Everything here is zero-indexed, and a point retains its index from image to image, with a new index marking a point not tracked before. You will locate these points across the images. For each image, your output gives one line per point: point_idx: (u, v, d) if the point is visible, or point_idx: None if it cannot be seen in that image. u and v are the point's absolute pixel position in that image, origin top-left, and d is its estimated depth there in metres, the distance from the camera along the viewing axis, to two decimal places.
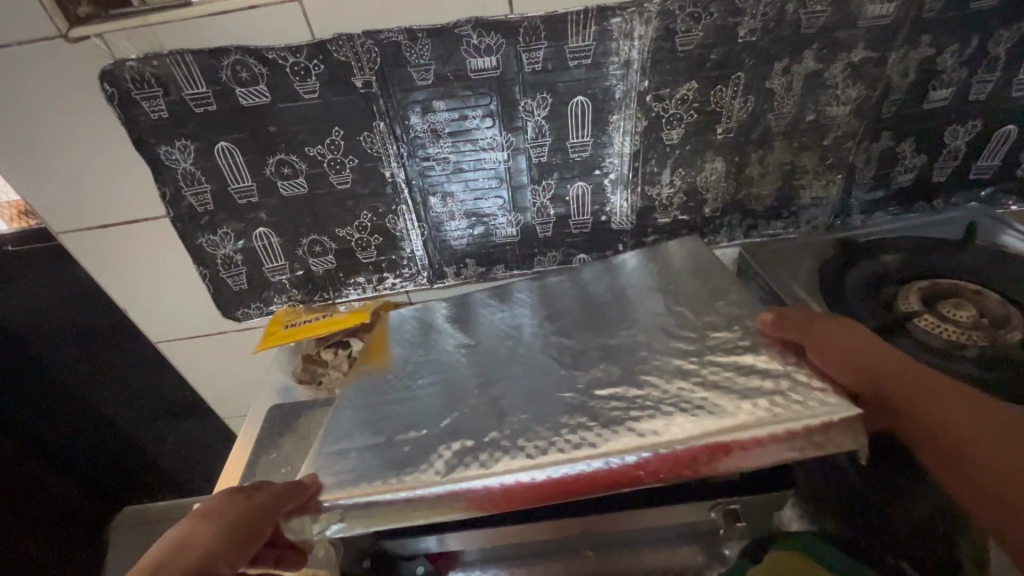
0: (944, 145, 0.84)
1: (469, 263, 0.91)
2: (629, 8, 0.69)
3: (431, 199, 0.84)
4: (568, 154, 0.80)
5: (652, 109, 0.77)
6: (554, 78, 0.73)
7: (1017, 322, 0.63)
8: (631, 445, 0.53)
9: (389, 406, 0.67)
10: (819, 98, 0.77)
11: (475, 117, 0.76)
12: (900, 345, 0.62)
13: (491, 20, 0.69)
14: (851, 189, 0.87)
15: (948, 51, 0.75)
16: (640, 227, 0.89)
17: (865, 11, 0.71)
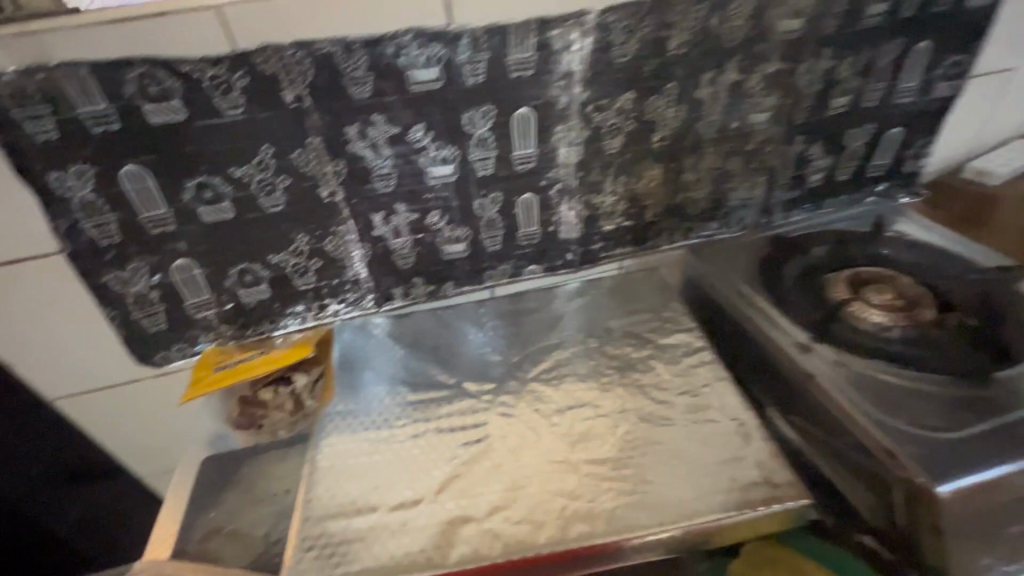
0: (845, 147, 0.94)
1: (418, 283, 0.88)
2: (567, 20, 0.68)
3: (373, 217, 0.80)
4: (513, 166, 0.80)
5: (593, 119, 0.78)
6: (497, 90, 0.71)
7: (929, 301, 0.69)
8: (622, 500, 0.55)
9: (371, 453, 0.63)
10: (742, 106, 0.82)
11: (417, 132, 0.73)
12: (837, 330, 0.66)
13: (429, 31, 0.66)
14: (772, 189, 0.95)
15: (846, 63, 0.83)
16: (586, 235, 0.91)
17: (778, 27, 0.75)
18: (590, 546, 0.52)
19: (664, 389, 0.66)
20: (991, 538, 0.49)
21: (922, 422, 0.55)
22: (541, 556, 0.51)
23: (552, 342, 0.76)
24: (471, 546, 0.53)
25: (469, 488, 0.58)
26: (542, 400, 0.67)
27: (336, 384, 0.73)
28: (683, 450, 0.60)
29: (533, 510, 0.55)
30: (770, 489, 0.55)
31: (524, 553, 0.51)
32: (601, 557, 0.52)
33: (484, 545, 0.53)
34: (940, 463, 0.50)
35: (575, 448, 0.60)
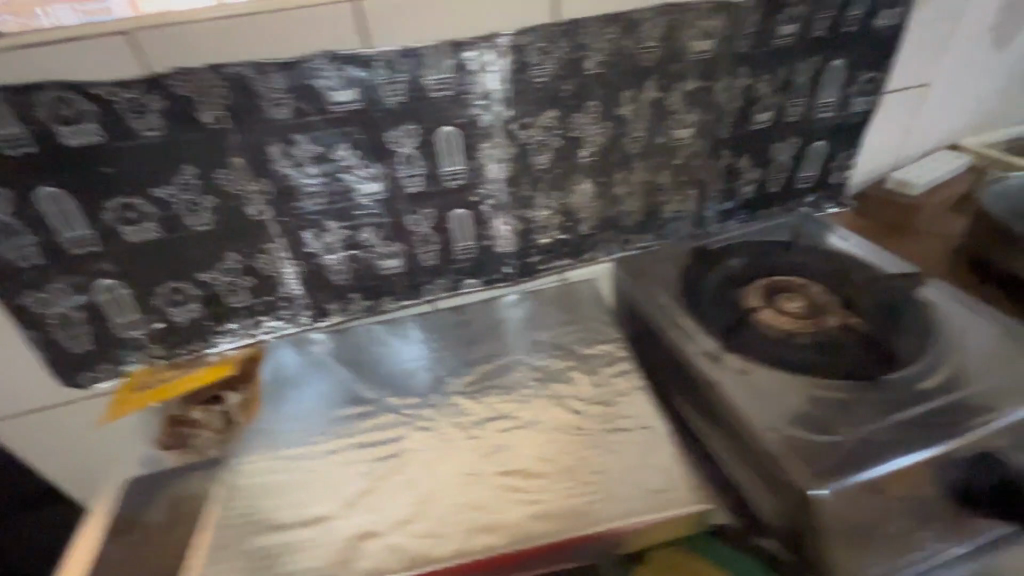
0: (773, 159, 0.97)
1: (355, 298, 0.89)
2: (480, 42, 0.70)
3: (305, 235, 0.81)
4: (442, 182, 0.81)
5: (518, 137, 0.80)
6: (418, 109, 0.73)
7: (834, 306, 0.71)
8: (527, 511, 0.56)
9: (287, 469, 0.63)
10: (665, 123, 0.85)
11: (341, 150, 0.74)
12: (750, 336, 0.68)
13: (344, 53, 0.67)
14: (704, 201, 0.97)
15: (764, 80, 0.86)
16: (523, 248, 0.92)
17: (690, 48, 0.78)
18: (491, 560, 0.52)
19: (581, 400, 0.67)
20: (868, 538, 0.51)
21: (815, 427, 0.56)
22: (441, 569, 0.52)
23: (479, 354, 0.77)
24: (373, 561, 0.53)
25: (379, 503, 0.58)
26: (463, 413, 0.68)
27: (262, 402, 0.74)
28: (592, 460, 0.60)
29: (439, 523, 0.56)
30: (669, 496, 0.56)
31: (424, 567, 0.52)
32: (502, 568, 0.52)
33: (386, 560, 0.53)
34: (822, 466, 0.52)
35: (487, 461, 0.61)
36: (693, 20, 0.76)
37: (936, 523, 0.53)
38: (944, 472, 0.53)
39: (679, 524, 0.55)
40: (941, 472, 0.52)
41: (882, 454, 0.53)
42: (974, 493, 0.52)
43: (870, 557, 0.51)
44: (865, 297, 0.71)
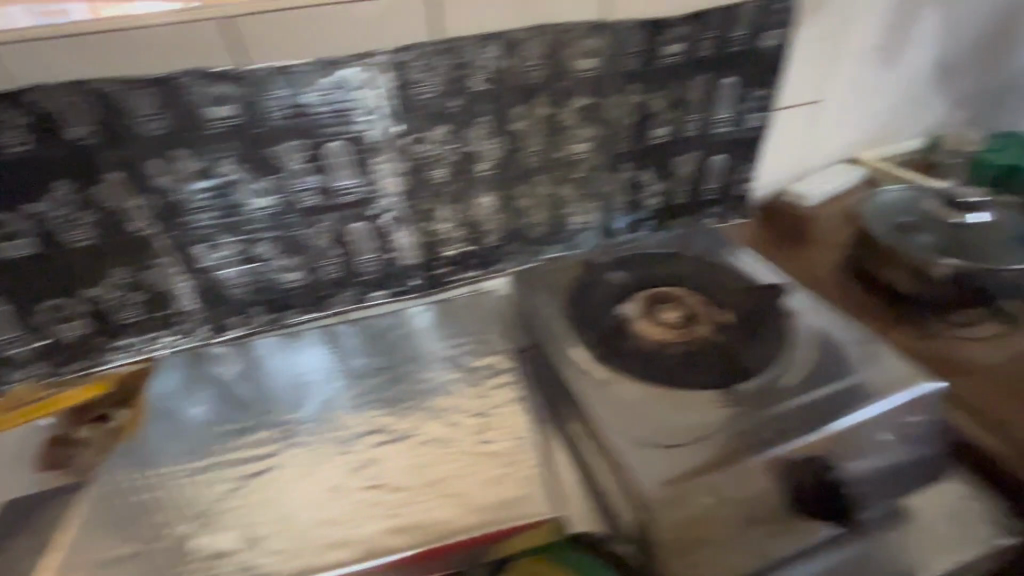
0: (676, 172, 0.99)
1: (256, 312, 0.88)
2: (359, 60, 0.72)
3: (197, 249, 0.80)
4: (337, 197, 0.81)
5: (411, 151, 0.80)
6: (301, 125, 0.74)
7: (706, 316, 0.73)
8: (384, 526, 0.56)
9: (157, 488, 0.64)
10: (560, 138, 0.87)
11: (225, 165, 0.74)
12: (624, 346, 0.69)
13: (217, 70, 0.68)
14: (610, 213, 0.99)
15: (656, 97, 0.89)
16: (428, 260, 0.93)
17: (575, 66, 0.81)
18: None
19: (458, 413, 0.68)
20: (697, 541, 0.55)
21: (663, 435, 0.59)
22: None
23: (368, 367, 0.78)
24: None
25: (239, 522, 0.59)
26: (341, 427, 0.68)
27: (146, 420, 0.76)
28: (457, 473, 0.61)
29: (293, 540, 0.56)
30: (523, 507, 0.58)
31: None
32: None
33: None
34: (659, 475, 0.55)
35: (354, 476, 0.62)
36: (575, 39, 0.78)
37: (764, 522, 0.57)
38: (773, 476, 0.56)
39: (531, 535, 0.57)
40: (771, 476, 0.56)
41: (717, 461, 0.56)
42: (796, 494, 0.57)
43: (698, 558, 0.55)
44: (735, 307, 0.75)
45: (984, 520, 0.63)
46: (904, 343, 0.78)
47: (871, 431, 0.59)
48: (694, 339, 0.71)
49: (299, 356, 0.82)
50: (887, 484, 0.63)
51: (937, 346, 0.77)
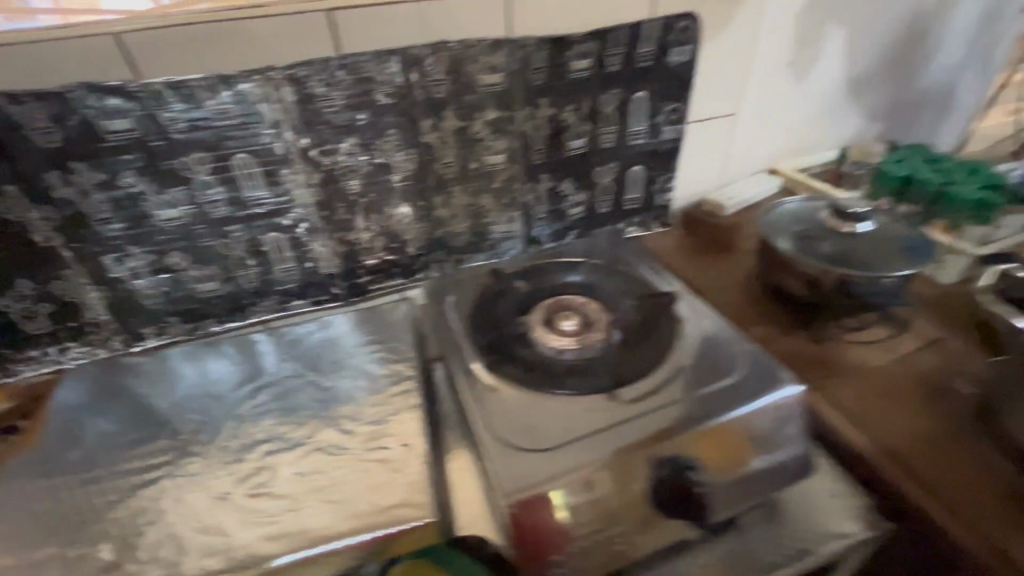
0: (596, 182, 1.02)
1: (173, 322, 0.88)
2: (254, 75, 0.73)
3: (105, 260, 0.80)
4: (248, 208, 0.82)
5: (321, 163, 0.82)
6: (202, 137, 0.75)
7: (603, 323, 0.76)
8: (262, 533, 0.58)
9: (45, 498, 0.64)
10: (474, 149, 0.89)
11: (126, 177, 0.75)
12: (520, 353, 0.72)
13: (106, 84, 0.69)
14: (532, 222, 1.01)
15: (567, 110, 0.91)
16: (349, 269, 0.93)
17: (479, 81, 0.83)
18: None
19: (354, 421, 0.69)
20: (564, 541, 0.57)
21: (539, 440, 0.62)
22: None
23: (274, 375, 0.78)
24: None
25: (120, 534, 0.59)
26: (238, 435, 0.69)
27: (46, 429, 0.72)
28: (343, 479, 0.63)
29: (172, 548, 0.57)
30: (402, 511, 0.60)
31: None
32: None
33: None
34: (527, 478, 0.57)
35: (241, 485, 0.63)
36: (476, 55, 0.81)
37: (633, 523, 0.59)
38: (639, 476, 0.59)
39: (408, 540, 0.58)
40: (637, 476, 0.59)
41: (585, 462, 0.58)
42: (657, 492, 0.59)
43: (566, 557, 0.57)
44: (631, 315, 0.78)
45: (849, 515, 0.67)
46: (792, 346, 0.83)
47: (735, 433, 0.62)
48: (591, 346, 0.73)
49: (209, 364, 0.81)
50: (767, 484, 0.64)
51: (822, 350, 0.82)
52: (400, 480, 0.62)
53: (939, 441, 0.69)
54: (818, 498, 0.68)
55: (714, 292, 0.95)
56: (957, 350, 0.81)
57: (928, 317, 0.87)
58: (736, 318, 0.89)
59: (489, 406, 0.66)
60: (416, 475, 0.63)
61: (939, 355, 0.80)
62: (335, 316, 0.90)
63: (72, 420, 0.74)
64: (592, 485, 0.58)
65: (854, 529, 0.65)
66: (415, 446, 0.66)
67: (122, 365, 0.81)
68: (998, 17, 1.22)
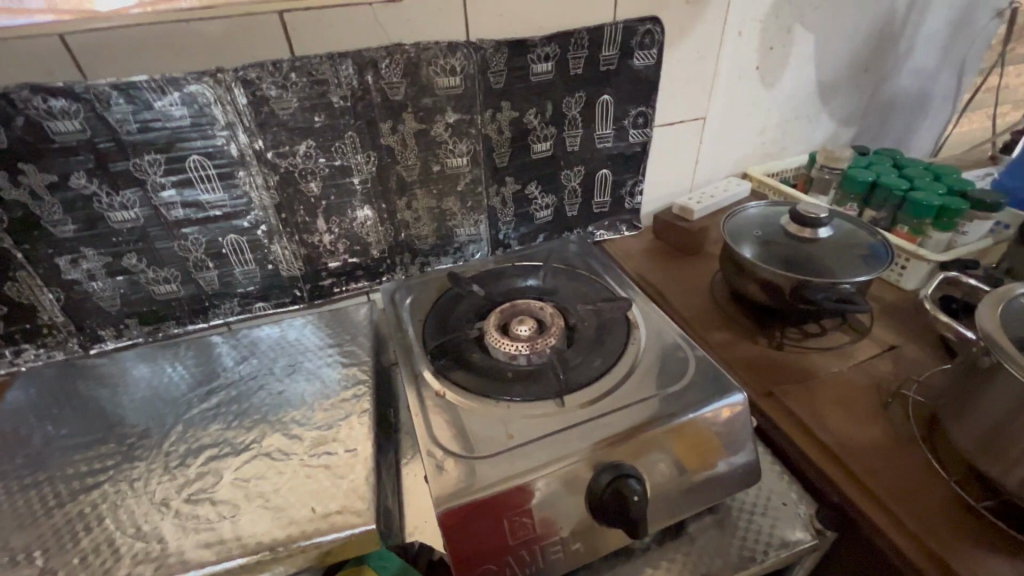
0: (563, 186, 1.01)
1: (132, 324, 0.88)
2: (203, 77, 0.73)
3: (59, 262, 0.79)
4: (204, 209, 0.82)
5: (278, 165, 0.81)
6: (154, 138, 0.75)
7: (557, 329, 0.75)
8: (199, 540, 0.57)
9: None
10: (436, 152, 0.89)
11: (78, 179, 0.74)
12: (472, 358, 0.72)
13: (53, 85, 0.68)
14: (499, 225, 1.01)
15: (530, 113, 0.91)
16: (312, 272, 0.93)
17: (437, 83, 0.83)
18: None
19: (301, 426, 0.69)
20: (501, 548, 0.56)
21: (481, 446, 0.61)
22: None
23: (227, 378, 0.78)
24: None
25: (56, 539, 0.59)
26: (185, 440, 0.69)
27: None
28: (285, 484, 0.62)
29: (107, 555, 0.57)
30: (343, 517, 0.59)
31: None
32: None
33: None
34: (463, 486, 0.57)
35: (182, 491, 0.62)
36: (433, 58, 0.81)
37: (573, 530, 0.58)
38: (578, 483, 0.58)
39: (346, 546, 0.58)
40: (576, 483, 0.58)
41: (522, 468, 0.58)
42: (594, 501, 0.58)
43: (503, 563, 0.57)
44: (586, 321, 0.77)
45: (797, 523, 0.66)
46: (751, 352, 0.83)
47: (679, 440, 0.62)
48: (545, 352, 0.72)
49: (163, 367, 0.80)
50: (713, 491, 0.64)
51: (780, 356, 0.82)
52: (342, 486, 0.62)
53: (882, 446, 0.69)
54: (768, 505, 0.68)
55: (678, 297, 0.95)
56: (911, 357, 0.81)
57: (883, 323, 0.88)
58: (696, 323, 0.89)
59: (435, 411, 0.66)
60: (358, 480, 0.62)
61: (892, 362, 0.81)
62: (298, 318, 0.90)
63: (20, 422, 0.73)
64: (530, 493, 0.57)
65: (801, 537, 0.65)
66: (361, 451, 0.66)
67: (76, 368, 0.81)
68: (970, 24, 1.22)
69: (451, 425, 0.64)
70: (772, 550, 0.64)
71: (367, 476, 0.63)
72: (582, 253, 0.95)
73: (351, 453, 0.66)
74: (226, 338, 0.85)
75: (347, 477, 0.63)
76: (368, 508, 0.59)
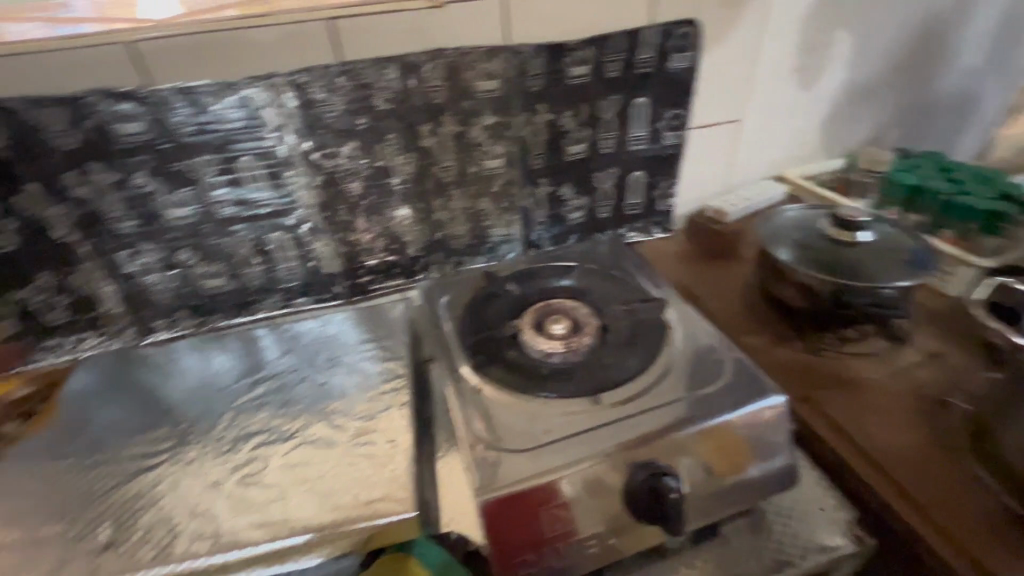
0: (596, 187, 1.02)
1: (182, 316, 0.92)
2: (257, 81, 0.76)
3: (119, 257, 0.84)
4: (253, 208, 0.85)
5: (323, 165, 0.85)
6: (209, 139, 0.78)
7: (593, 327, 0.76)
8: (251, 521, 0.60)
9: (54, 478, 0.67)
10: (473, 154, 0.91)
11: (139, 178, 0.79)
12: (508, 354, 0.73)
13: (121, 89, 0.73)
14: (532, 226, 1.02)
15: (566, 115, 0.92)
16: (350, 269, 0.96)
17: (477, 86, 0.85)
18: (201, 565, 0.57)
19: (343, 417, 0.72)
20: (538, 540, 0.57)
21: (518, 441, 0.62)
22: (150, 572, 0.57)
23: (272, 370, 0.81)
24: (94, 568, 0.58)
25: (120, 515, 0.62)
26: (234, 426, 0.72)
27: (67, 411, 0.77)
28: (330, 471, 0.65)
29: (166, 531, 0.60)
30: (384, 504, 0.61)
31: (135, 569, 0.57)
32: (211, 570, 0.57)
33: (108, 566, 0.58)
34: (501, 479, 0.58)
35: (233, 474, 0.66)
36: (473, 62, 0.83)
37: (608, 525, 0.59)
38: (614, 480, 0.59)
39: (388, 533, 0.60)
40: (612, 480, 0.59)
41: (559, 463, 0.59)
42: (631, 498, 0.59)
43: (540, 556, 0.58)
44: (620, 321, 0.78)
45: (834, 529, 0.66)
46: (787, 356, 0.82)
47: (715, 440, 0.62)
48: (581, 350, 0.74)
49: (213, 357, 0.84)
50: (748, 493, 0.64)
51: (817, 361, 0.81)
52: (383, 475, 0.64)
53: (926, 455, 0.68)
54: (805, 511, 0.67)
55: (712, 300, 0.95)
56: (955, 365, 0.79)
57: (926, 330, 0.85)
58: (730, 326, 0.88)
59: (472, 406, 0.67)
60: (398, 470, 0.65)
61: (935, 369, 0.79)
62: (337, 312, 0.92)
63: (84, 406, 0.77)
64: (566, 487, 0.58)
65: (838, 543, 0.64)
66: (400, 442, 0.68)
67: (133, 357, 0.86)
68: (1020, 23, 1.18)
69: (489, 419, 0.65)
70: (808, 554, 0.63)
71: (407, 466, 0.65)
72: (615, 253, 0.95)
73: (391, 444, 0.68)
74: (271, 331, 0.88)
75: (387, 466, 0.65)
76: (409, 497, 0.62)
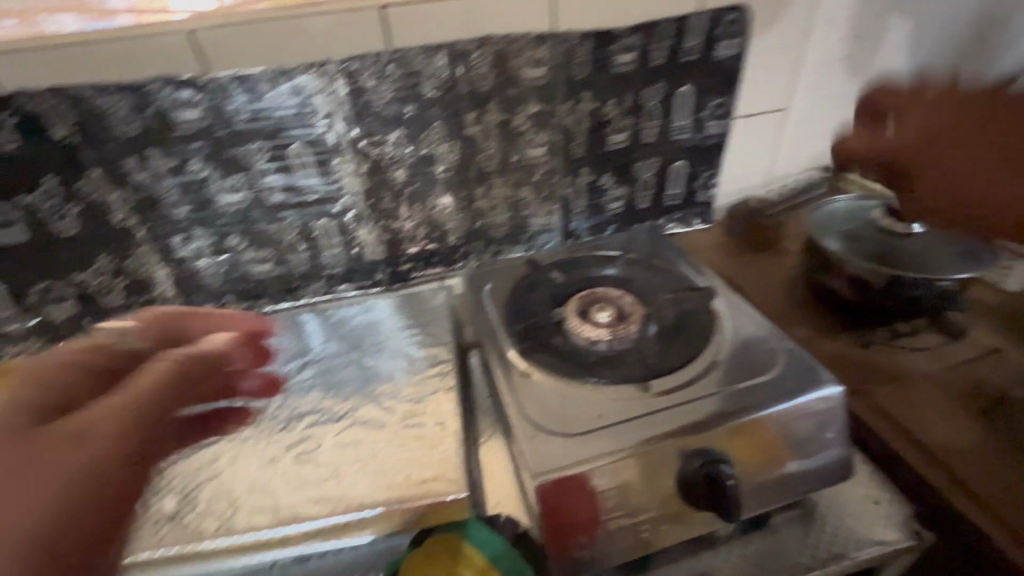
0: (637, 177, 1.01)
1: (230, 299, 0.95)
2: (310, 68, 0.78)
3: (173, 241, 0.87)
4: (301, 194, 0.87)
5: (370, 153, 0.86)
6: (262, 126, 0.80)
7: (639, 314, 0.76)
8: (308, 496, 0.62)
9: None
10: (516, 142, 0.91)
11: (195, 164, 0.81)
12: (553, 342, 0.74)
13: (181, 77, 0.75)
14: (571, 215, 1.02)
15: (609, 104, 0.92)
16: (392, 257, 0.97)
17: (523, 74, 0.85)
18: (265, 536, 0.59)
19: (391, 399, 0.73)
20: (591, 523, 0.58)
21: (568, 425, 0.63)
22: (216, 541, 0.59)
23: (319, 353, 0.83)
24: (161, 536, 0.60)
25: (183, 487, 0.65)
26: (286, 406, 0.74)
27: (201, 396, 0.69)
28: (381, 450, 0.67)
29: (228, 503, 0.62)
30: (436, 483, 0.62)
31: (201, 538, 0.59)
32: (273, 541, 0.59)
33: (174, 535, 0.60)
34: (555, 461, 0.58)
35: (288, 451, 0.68)
36: (520, 50, 0.83)
37: (660, 510, 0.59)
38: (667, 465, 0.59)
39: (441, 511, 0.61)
40: (666, 465, 0.59)
41: (612, 447, 0.59)
42: (684, 484, 0.59)
43: (592, 538, 0.58)
44: (665, 311, 0.78)
45: (888, 523, 0.64)
46: (835, 349, 0.81)
47: (770, 429, 0.62)
48: (626, 338, 0.73)
49: None
50: (801, 484, 0.63)
51: (868, 355, 0.79)
52: (433, 456, 0.65)
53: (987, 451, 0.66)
54: (856, 503, 0.66)
55: (755, 292, 0.93)
56: (1014, 362, 0.77)
57: (980, 324, 0.83)
58: (774, 318, 0.87)
59: (522, 390, 0.68)
60: (448, 451, 0.66)
61: (993, 365, 0.77)
62: (380, 298, 0.94)
63: None
64: (620, 471, 0.58)
65: (892, 536, 0.63)
66: (448, 425, 0.69)
67: None
68: None
69: (538, 404, 0.66)
70: (860, 547, 0.62)
71: (456, 449, 0.66)
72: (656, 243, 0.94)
73: (440, 427, 0.69)
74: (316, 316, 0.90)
75: (437, 448, 0.66)
76: (460, 477, 0.63)
